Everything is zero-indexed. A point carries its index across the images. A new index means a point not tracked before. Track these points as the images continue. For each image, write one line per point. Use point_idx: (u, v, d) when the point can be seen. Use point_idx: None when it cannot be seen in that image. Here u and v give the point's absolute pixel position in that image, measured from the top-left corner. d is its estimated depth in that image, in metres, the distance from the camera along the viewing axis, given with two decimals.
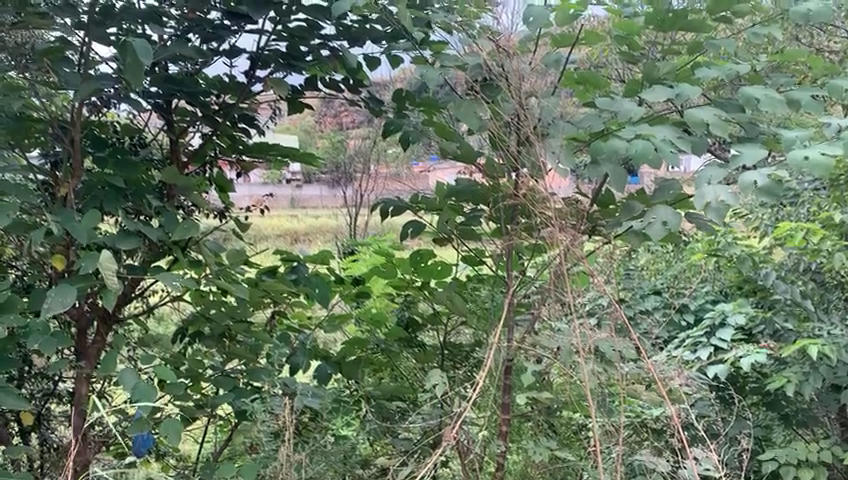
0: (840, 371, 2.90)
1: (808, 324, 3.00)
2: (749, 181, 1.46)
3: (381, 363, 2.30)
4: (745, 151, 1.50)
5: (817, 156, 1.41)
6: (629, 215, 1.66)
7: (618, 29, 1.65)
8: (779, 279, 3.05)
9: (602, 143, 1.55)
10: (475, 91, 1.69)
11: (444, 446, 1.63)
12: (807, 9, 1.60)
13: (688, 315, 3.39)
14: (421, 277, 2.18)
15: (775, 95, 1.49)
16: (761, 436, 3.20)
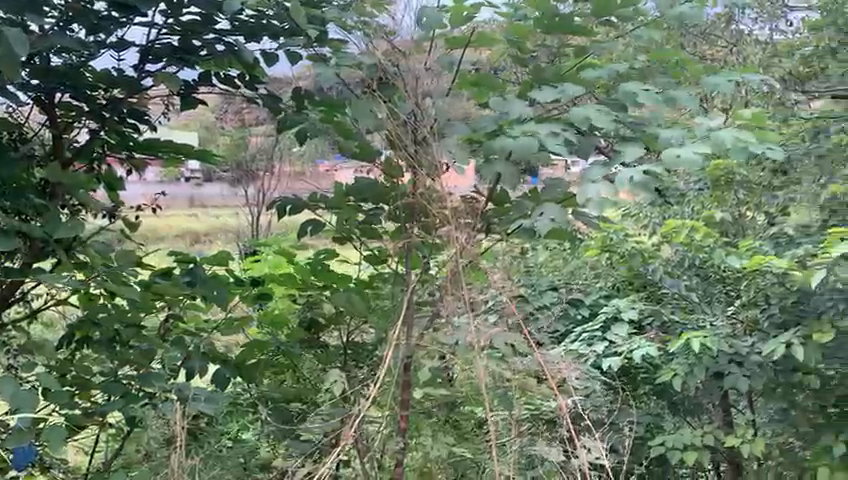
0: (721, 358, 3.11)
1: (693, 316, 3.27)
2: (626, 177, 1.57)
3: (284, 366, 2.24)
4: (625, 150, 1.62)
5: (690, 154, 1.54)
6: (520, 214, 1.73)
7: (508, 31, 1.74)
8: (666, 275, 3.28)
9: (491, 141, 1.60)
10: (372, 89, 1.68)
11: (343, 444, 1.69)
12: (682, 10, 1.72)
13: (583, 309, 3.50)
14: (321, 279, 2.14)
15: (654, 94, 1.63)
16: (650, 424, 3.39)
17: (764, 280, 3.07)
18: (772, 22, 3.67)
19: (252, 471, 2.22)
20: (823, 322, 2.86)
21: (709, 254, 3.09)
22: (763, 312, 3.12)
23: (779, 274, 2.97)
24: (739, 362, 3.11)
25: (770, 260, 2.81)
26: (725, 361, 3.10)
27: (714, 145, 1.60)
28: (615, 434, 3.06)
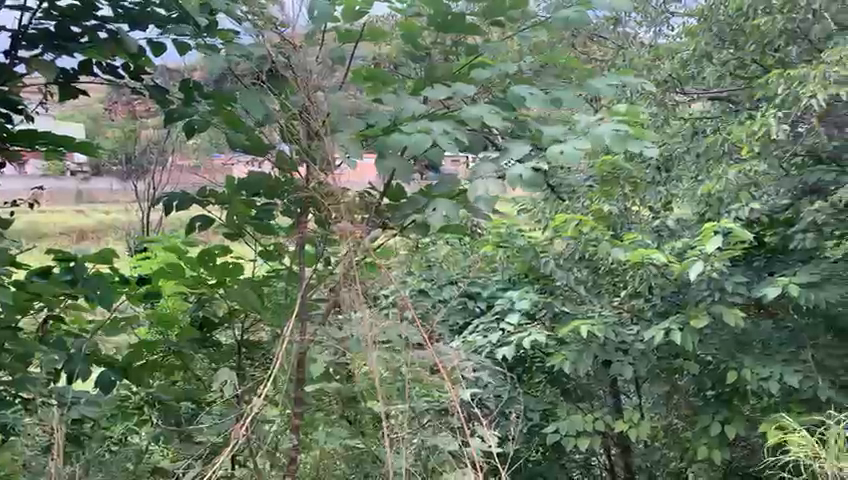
0: (609, 346, 3.25)
1: (583, 307, 3.36)
2: (516, 174, 1.60)
3: (174, 367, 2.17)
4: (512, 147, 1.66)
5: (572, 150, 1.61)
6: (414, 208, 1.75)
7: (401, 29, 1.78)
8: (557, 266, 3.36)
9: (385, 137, 1.60)
10: (261, 81, 1.67)
11: (233, 443, 1.66)
12: (567, 14, 1.79)
13: (481, 302, 3.61)
14: (213, 274, 2.08)
15: (537, 94, 1.69)
16: (546, 411, 3.53)
17: None
18: (654, 26, 3.92)
19: (139, 474, 2.13)
20: (699, 310, 3.09)
21: (596, 246, 3.21)
22: (646, 302, 3.36)
23: (661, 267, 3.15)
24: (625, 350, 3.30)
25: (652, 253, 2.99)
26: (613, 349, 3.25)
27: (593, 142, 1.68)
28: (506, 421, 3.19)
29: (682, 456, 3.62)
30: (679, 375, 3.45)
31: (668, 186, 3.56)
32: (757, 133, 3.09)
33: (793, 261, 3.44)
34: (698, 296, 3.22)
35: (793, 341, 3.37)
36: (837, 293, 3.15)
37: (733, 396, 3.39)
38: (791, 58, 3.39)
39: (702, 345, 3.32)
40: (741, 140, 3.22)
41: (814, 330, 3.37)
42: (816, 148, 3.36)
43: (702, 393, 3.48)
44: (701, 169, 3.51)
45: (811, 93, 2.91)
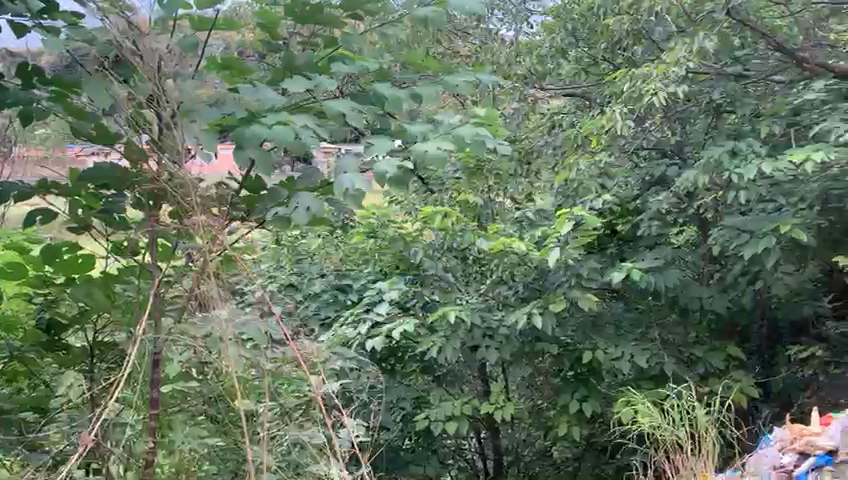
0: (476, 333, 3.36)
1: (452, 295, 3.44)
2: (382, 170, 1.62)
3: (18, 372, 2.09)
4: (377, 142, 1.64)
5: (435, 150, 1.63)
6: (275, 201, 1.74)
7: (257, 16, 1.71)
8: (426, 256, 3.44)
9: (244, 128, 1.55)
10: (105, 68, 1.56)
11: (80, 452, 1.56)
12: (426, 13, 1.83)
13: (352, 295, 3.55)
14: (60, 272, 1.94)
15: (398, 93, 1.70)
16: (418, 398, 3.65)
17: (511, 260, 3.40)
18: (517, 24, 4.02)
19: None
20: (557, 294, 3.25)
21: (461, 235, 3.31)
22: (509, 289, 3.50)
23: (521, 254, 3.28)
24: (491, 335, 3.38)
25: (512, 243, 3.12)
26: (480, 335, 3.36)
27: (455, 141, 1.71)
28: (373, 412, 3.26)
29: (545, 435, 3.82)
30: (541, 358, 3.62)
31: (528, 178, 3.78)
32: (606, 128, 3.30)
33: (640, 247, 3.73)
34: (556, 282, 3.39)
35: (640, 323, 3.66)
36: (675, 277, 3.45)
37: (590, 375, 3.60)
38: (635, 57, 3.64)
39: (560, 328, 3.50)
40: (591, 133, 3.42)
41: (661, 312, 3.75)
42: (658, 143, 3.73)
43: (562, 374, 3.65)
44: (558, 161, 3.72)
45: (652, 91, 3.14)
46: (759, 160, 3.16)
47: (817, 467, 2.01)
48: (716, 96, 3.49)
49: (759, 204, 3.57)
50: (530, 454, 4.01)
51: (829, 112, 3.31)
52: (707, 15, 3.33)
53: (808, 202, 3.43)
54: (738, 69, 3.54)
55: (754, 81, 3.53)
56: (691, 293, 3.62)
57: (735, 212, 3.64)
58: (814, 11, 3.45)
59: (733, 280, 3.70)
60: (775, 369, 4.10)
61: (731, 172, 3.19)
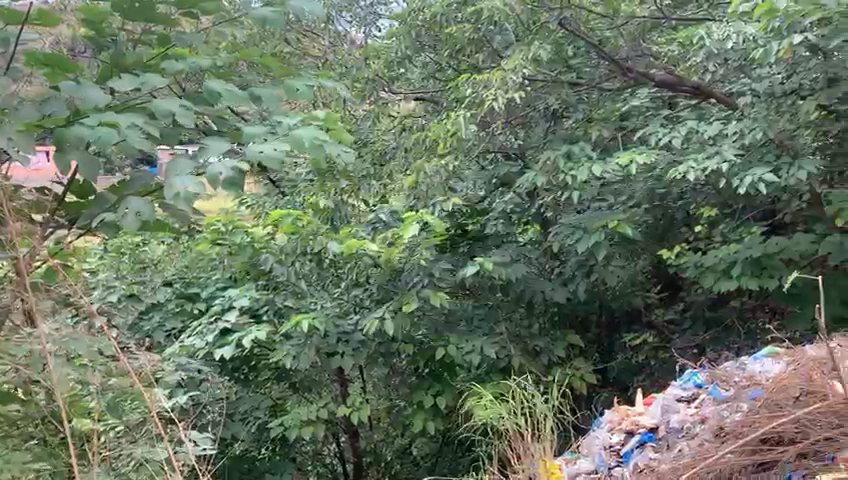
0: (331, 338, 3.37)
1: (305, 300, 3.46)
2: (216, 172, 1.54)
3: None
4: (210, 145, 1.61)
5: (271, 150, 1.61)
6: (102, 207, 1.61)
7: (82, 13, 1.61)
8: (277, 263, 3.36)
9: (63, 129, 1.46)
10: None
11: None
12: (264, 13, 1.79)
13: (200, 303, 3.48)
14: None
15: (234, 91, 1.67)
16: (274, 406, 3.64)
17: (364, 263, 3.41)
18: (363, 27, 4.21)
19: None
20: (409, 295, 3.31)
21: (311, 239, 3.26)
22: (364, 292, 3.49)
23: (373, 255, 3.31)
24: (346, 341, 3.42)
25: (363, 244, 3.14)
26: (335, 340, 3.39)
27: (293, 142, 1.68)
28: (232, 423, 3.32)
29: (403, 434, 3.89)
30: (397, 357, 3.65)
31: (380, 180, 3.80)
32: (451, 132, 3.39)
33: (489, 246, 3.91)
34: (410, 281, 3.41)
35: (490, 317, 3.81)
36: (521, 271, 3.62)
37: (443, 371, 3.69)
38: (477, 63, 3.75)
39: (414, 327, 3.58)
40: (439, 137, 3.50)
41: (508, 307, 3.91)
42: (504, 147, 3.89)
43: (418, 371, 3.70)
44: (407, 166, 3.72)
45: (492, 97, 3.28)
46: (589, 163, 3.35)
47: (641, 445, 1.91)
48: (552, 102, 3.68)
49: (592, 203, 3.80)
50: (389, 453, 4.06)
51: (650, 118, 3.65)
52: (542, 27, 3.51)
53: (635, 200, 3.80)
54: (572, 78, 3.73)
55: (586, 88, 3.76)
56: (534, 288, 3.81)
57: (572, 211, 3.84)
58: (636, 25, 3.75)
59: (570, 273, 3.95)
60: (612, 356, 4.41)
61: (565, 174, 3.36)
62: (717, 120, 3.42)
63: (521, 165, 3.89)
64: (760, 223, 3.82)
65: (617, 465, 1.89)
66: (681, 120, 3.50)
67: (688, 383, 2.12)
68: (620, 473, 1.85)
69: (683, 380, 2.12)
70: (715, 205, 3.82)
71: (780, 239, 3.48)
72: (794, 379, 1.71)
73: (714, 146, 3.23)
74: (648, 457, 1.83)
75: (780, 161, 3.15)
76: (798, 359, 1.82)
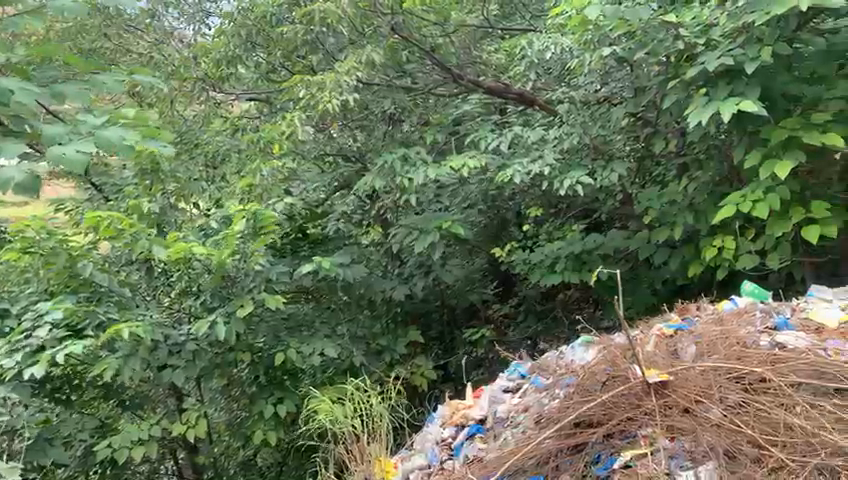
0: (161, 351, 3.16)
1: (130, 312, 3.18)
2: (9, 176, 1.42)
3: None
4: (4, 148, 1.49)
5: (74, 152, 1.50)
6: None
7: None
8: (98, 270, 3.11)
9: None
10: None
11: None
12: (62, 3, 1.70)
13: (10, 321, 3.02)
14: None
15: (31, 87, 1.54)
16: (102, 427, 3.36)
17: (194, 269, 3.27)
18: (195, 24, 4.09)
19: None
20: (244, 298, 3.25)
21: (135, 244, 3.06)
22: (197, 301, 3.36)
23: (205, 259, 3.21)
24: (178, 352, 3.24)
25: (192, 247, 3.00)
26: (164, 352, 3.17)
27: (98, 142, 1.59)
28: (48, 448, 2.98)
29: (246, 445, 3.71)
30: (236, 368, 3.51)
31: (213, 185, 3.68)
32: (286, 133, 3.32)
33: (333, 247, 3.92)
34: (245, 285, 3.31)
35: (330, 320, 3.78)
36: (360, 272, 3.64)
37: (285, 378, 3.61)
38: (312, 65, 3.73)
39: (251, 333, 3.47)
40: (274, 139, 3.44)
41: (350, 310, 3.92)
42: (343, 150, 3.87)
43: (257, 380, 3.59)
44: (241, 168, 3.62)
45: (327, 99, 3.25)
46: (425, 166, 3.42)
47: (470, 437, 1.97)
48: (387, 106, 3.69)
49: (428, 205, 3.84)
50: (233, 467, 3.90)
51: (480, 122, 3.76)
52: (375, 31, 3.56)
53: (470, 201, 3.96)
54: (407, 83, 3.78)
55: (420, 93, 3.83)
56: (374, 288, 3.85)
57: (412, 212, 3.84)
58: (466, 32, 3.88)
59: (409, 272, 4.13)
60: (453, 353, 4.54)
61: (402, 176, 3.41)
62: (540, 126, 3.62)
63: (360, 167, 3.88)
64: (581, 222, 4.09)
65: (448, 459, 1.94)
66: (508, 125, 3.70)
67: (514, 374, 2.23)
68: (450, 465, 1.90)
69: (509, 371, 2.24)
70: (543, 206, 4.05)
71: (598, 236, 3.75)
72: (602, 366, 1.86)
73: (536, 150, 3.42)
74: (476, 448, 1.89)
75: (594, 165, 3.40)
76: (606, 347, 1.98)
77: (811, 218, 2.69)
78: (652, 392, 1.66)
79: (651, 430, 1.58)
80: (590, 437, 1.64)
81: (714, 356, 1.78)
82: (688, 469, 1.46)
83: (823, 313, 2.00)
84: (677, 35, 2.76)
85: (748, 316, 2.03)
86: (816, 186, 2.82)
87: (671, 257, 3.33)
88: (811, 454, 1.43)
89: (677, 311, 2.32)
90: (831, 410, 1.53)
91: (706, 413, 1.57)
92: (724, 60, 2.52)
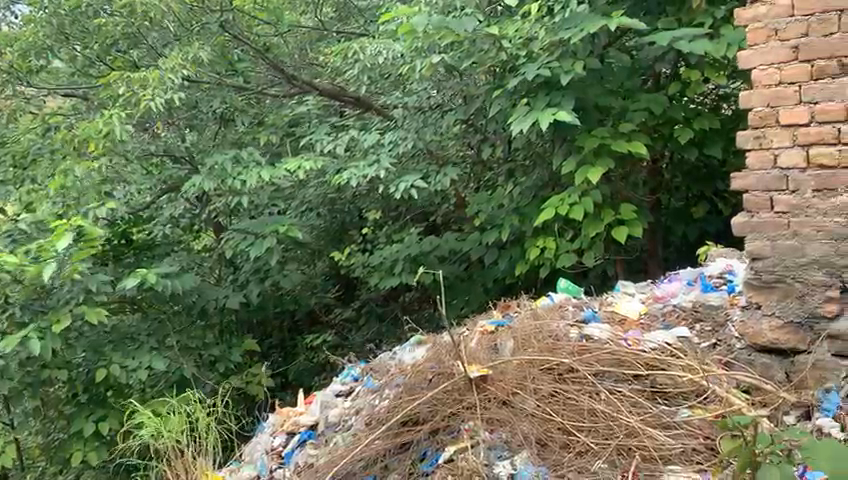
0: None
1: None
2: None
3: None
4: None
5: None
6: None
7: None
8: None
9: None
10: None
11: None
12: None
13: None
14: None
15: None
16: None
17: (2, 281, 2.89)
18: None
19: None
20: (60, 312, 2.99)
21: None
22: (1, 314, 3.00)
23: (14, 271, 2.89)
24: None
25: None
26: None
27: None
28: None
29: (66, 470, 3.40)
30: (52, 386, 3.23)
31: (21, 186, 3.34)
32: (104, 133, 3.10)
33: (157, 254, 3.78)
34: (61, 297, 3.08)
35: (158, 331, 3.55)
36: (192, 280, 3.46)
37: (107, 394, 3.35)
38: (134, 61, 3.47)
39: (68, 348, 3.21)
40: (88, 136, 3.15)
41: (179, 318, 3.70)
42: (171, 150, 3.61)
43: (75, 399, 3.33)
44: (52, 169, 3.31)
45: (149, 97, 3.07)
46: (258, 169, 3.32)
47: (301, 443, 1.96)
48: (217, 105, 3.55)
49: (264, 210, 3.76)
50: None
51: (317, 125, 3.72)
52: (203, 28, 3.43)
53: (308, 204, 3.88)
54: (238, 82, 3.70)
55: (251, 94, 3.74)
56: (207, 296, 3.74)
57: (246, 216, 3.77)
58: (300, 33, 3.88)
59: (244, 279, 3.92)
60: (293, 358, 4.53)
61: (233, 179, 3.29)
62: (376, 130, 3.64)
63: (189, 169, 3.64)
64: (419, 225, 4.19)
65: (278, 467, 1.92)
66: (345, 128, 3.67)
67: (347, 377, 2.24)
68: (280, 474, 1.87)
69: (342, 375, 2.23)
70: (381, 210, 4.09)
71: (434, 239, 3.85)
72: (426, 364, 1.91)
73: (373, 154, 3.44)
74: (307, 455, 1.87)
75: (427, 169, 3.49)
76: (432, 346, 2.04)
77: (620, 220, 2.92)
78: (473, 387, 1.72)
79: (472, 423, 1.65)
80: (417, 434, 1.69)
81: (529, 349, 1.88)
82: (505, 458, 1.56)
83: (625, 306, 2.19)
84: (500, 47, 2.90)
85: (561, 310, 2.17)
86: (626, 190, 3.07)
87: (500, 257, 3.50)
88: (611, 436, 1.55)
89: (499, 307, 2.44)
90: (628, 395, 1.67)
91: (521, 404, 1.67)
92: (542, 72, 2.70)
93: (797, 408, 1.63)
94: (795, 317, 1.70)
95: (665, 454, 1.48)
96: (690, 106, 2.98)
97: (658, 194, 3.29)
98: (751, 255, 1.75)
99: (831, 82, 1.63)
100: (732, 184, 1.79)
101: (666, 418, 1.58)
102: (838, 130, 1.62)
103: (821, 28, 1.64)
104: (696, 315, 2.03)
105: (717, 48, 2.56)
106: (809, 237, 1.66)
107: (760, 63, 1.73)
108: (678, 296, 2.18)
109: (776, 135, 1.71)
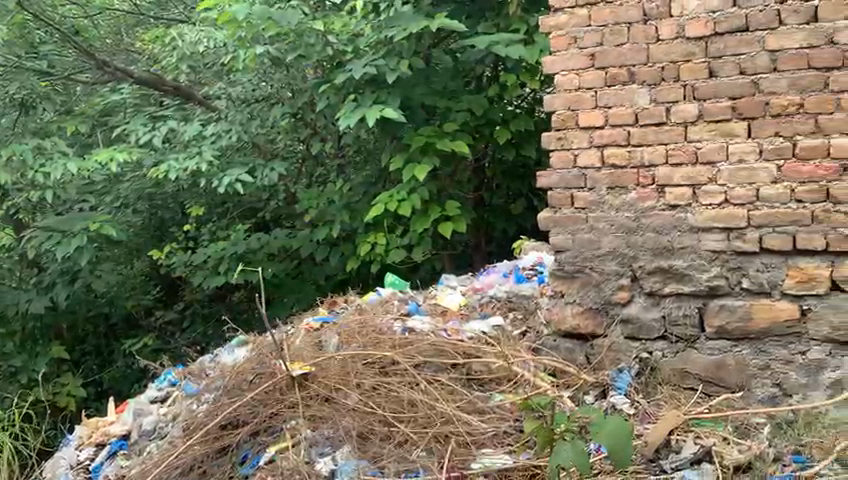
0: None
1: None
2: None
3: None
4: None
5: None
6: None
7: None
8: None
9: None
10: None
11: None
12: None
13: None
14: None
15: None
16: None
17: None
18: None
19: None
20: None
21: None
22: None
23: None
24: None
25: None
26: None
27: None
28: None
29: None
30: None
31: None
32: None
33: None
34: None
35: None
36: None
37: None
38: None
39: None
40: None
41: None
42: None
43: None
44: None
45: None
46: (64, 159, 3.06)
47: (112, 455, 1.84)
48: (13, 91, 3.16)
49: (73, 205, 3.48)
50: None
51: (134, 114, 3.49)
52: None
53: (123, 199, 3.61)
54: (40, 66, 3.32)
55: (57, 79, 3.40)
56: (7, 300, 3.45)
57: (52, 212, 3.47)
58: (113, 17, 3.69)
59: (50, 281, 3.53)
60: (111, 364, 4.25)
61: (36, 171, 3.00)
62: (198, 120, 3.45)
63: None
64: (247, 221, 4.00)
65: None
66: (164, 118, 3.46)
67: (163, 383, 2.12)
68: None
69: (157, 381, 2.12)
70: (206, 204, 3.91)
71: (261, 235, 3.75)
72: (248, 364, 1.86)
73: (194, 146, 3.28)
74: (118, 466, 1.76)
75: (254, 163, 3.38)
76: (256, 346, 2.00)
77: (444, 216, 3.02)
78: (295, 385, 1.70)
79: (295, 422, 1.63)
80: (236, 436, 1.65)
81: (353, 344, 1.89)
82: (328, 454, 1.56)
83: (447, 299, 2.27)
84: (326, 42, 2.88)
85: (385, 305, 2.20)
86: (449, 188, 3.18)
87: (330, 254, 3.48)
88: (429, 424, 1.60)
89: (325, 304, 2.43)
90: (446, 384, 1.73)
91: (344, 399, 1.67)
92: (368, 70, 2.72)
93: (595, 388, 1.77)
94: (593, 303, 1.84)
95: (479, 438, 1.55)
96: (509, 108, 3.13)
97: (480, 192, 3.43)
98: (556, 248, 1.88)
99: (622, 88, 1.78)
100: (536, 183, 1.90)
101: (480, 404, 1.66)
102: (628, 132, 1.78)
103: (614, 38, 1.78)
104: (509, 303, 2.17)
105: (531, 54, 2.71)
106: (604, 231, 1.82)
107: (562, 69, 1.86)
108: (495, 288, 2.29)
109: (576, 137, 1.84)
